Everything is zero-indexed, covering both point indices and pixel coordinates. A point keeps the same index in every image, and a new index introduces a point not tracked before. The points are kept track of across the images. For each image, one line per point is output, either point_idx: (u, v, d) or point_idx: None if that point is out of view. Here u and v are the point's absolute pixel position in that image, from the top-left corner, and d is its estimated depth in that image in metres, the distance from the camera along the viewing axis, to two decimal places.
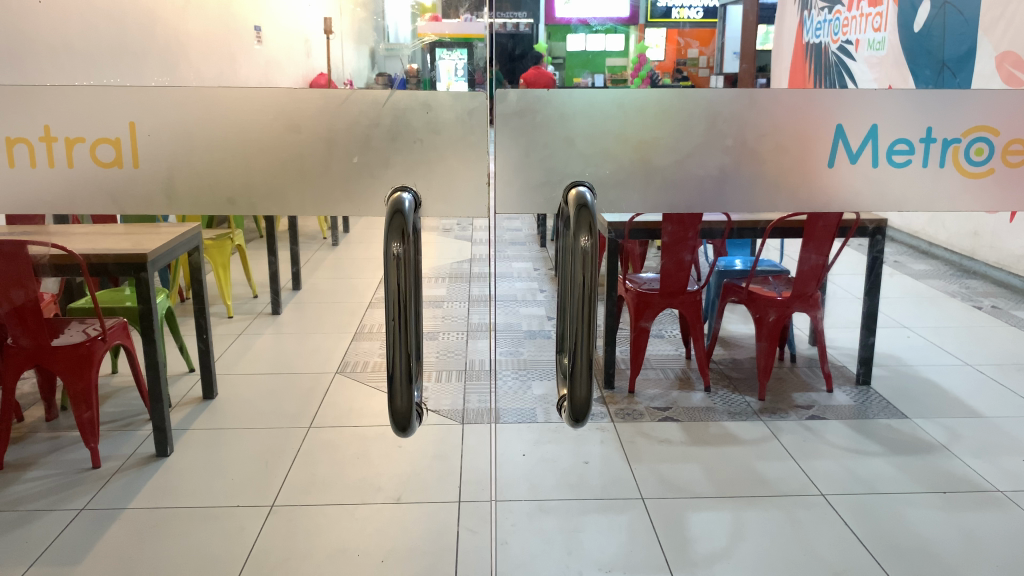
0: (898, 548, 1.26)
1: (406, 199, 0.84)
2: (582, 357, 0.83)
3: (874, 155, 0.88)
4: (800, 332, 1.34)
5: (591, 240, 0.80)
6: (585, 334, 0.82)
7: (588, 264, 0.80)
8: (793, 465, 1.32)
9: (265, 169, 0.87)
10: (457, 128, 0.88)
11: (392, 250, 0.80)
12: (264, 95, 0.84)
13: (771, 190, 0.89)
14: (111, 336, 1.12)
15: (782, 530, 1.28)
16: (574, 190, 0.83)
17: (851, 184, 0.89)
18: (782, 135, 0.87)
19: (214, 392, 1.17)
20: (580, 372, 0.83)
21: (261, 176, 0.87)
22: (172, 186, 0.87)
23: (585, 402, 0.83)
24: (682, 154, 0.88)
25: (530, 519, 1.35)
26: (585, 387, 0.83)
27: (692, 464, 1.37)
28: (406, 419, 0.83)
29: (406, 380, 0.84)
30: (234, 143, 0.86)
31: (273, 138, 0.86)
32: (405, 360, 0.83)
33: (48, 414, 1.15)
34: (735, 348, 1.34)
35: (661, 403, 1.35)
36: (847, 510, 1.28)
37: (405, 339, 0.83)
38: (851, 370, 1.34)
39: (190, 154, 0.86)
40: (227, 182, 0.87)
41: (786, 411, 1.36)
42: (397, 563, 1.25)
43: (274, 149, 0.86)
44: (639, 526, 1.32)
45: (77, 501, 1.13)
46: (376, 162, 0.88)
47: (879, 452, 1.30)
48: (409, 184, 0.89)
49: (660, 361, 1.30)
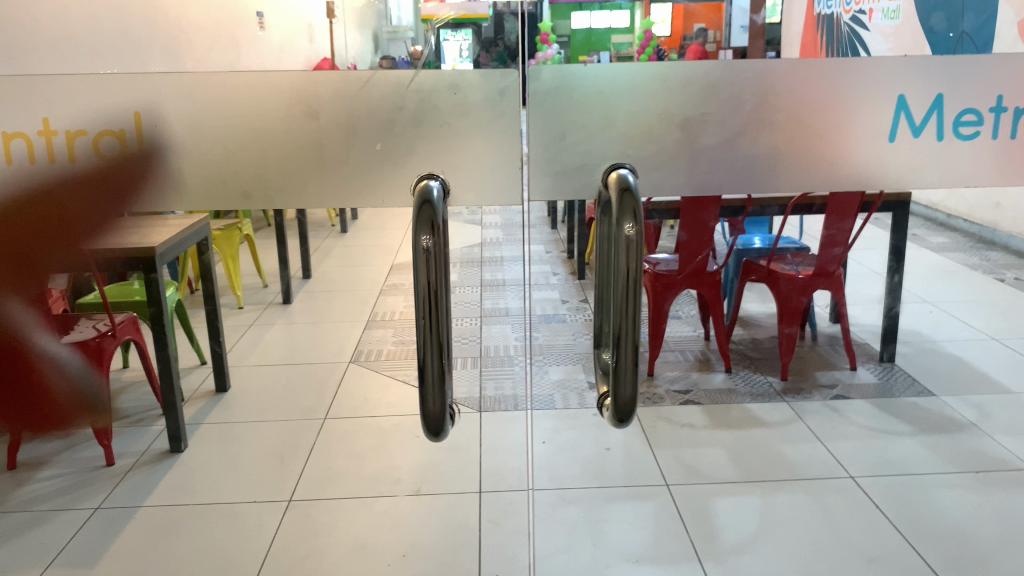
0: (936, 535, 1.29)
1: (433, 185, 0.79)
2: (625, 355, 0.80)
3: (939, 127, 0.85)
4: (821, 309, 1.30)
5: (635, 228, 0.77)
6: (628, 328, 0.80)
7: (633, 256, 0.77)
8: (820, 447, 1.31)
9: (279, 157, 0.84)
10: (485, 110, 0.84)
11: (422, 244, 0.77)
12: (280, 78, 0.81)
13: (829, 163, 0.86)
14: (121, 332, 1.09)
15: (813, 519, 1.31)
16: (615, 172, 0.81)
17: (910, 158, 0.87)
18: (832, 111, 0.84)
19: (227, 385, 1.16)
20: (624, 370, 0.81)
21: (274, 165, 0.84)
22: (180, 170, 0.84)
23: (629, 400, 0.82)
24: (729, 133, 0.85)
25: (553, 509, 1.35)
26: (629, 385, 0.81)
27: (715, 448, 1.37)
28: (439, 421, 0.82)
29: (438, 382, 0.82)
30: (243, 124, 0.82)
31: (289, 124, 0.83)
32: (437, 360, 0.81)
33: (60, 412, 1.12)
34: (754, 327, 1.30)
35: (682, 385, 1.32)
36: (879, 495, 1.29)
37: (436, 336, 0.81)
38: (875, 348, 1.30)
39: (204, 138, 0.82)
40: (238, 169, 0.84)
41: (810, 392, 1.33)
42: (417, 560, 1.28)
43: (292, 130, 0.83)
44: (665, 516, 1.35)
45: (90, 502, 1.14)
46: (399, 148, 0.85)
47: (908, 433, 1.30)
48: (436, 171, 0.85)
49: (679, 344, 1.27)
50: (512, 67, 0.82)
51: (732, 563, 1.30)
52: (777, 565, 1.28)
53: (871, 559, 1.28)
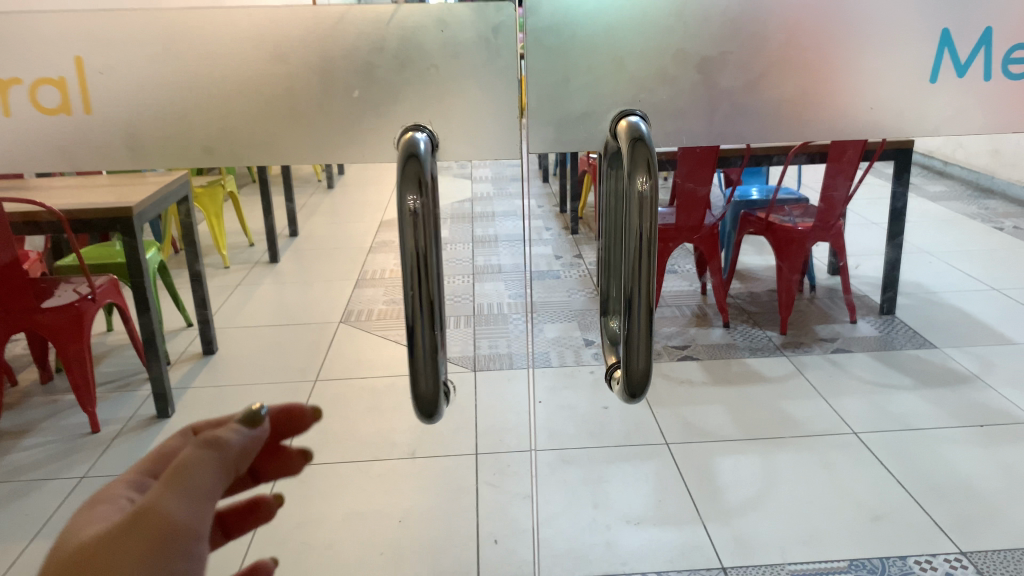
0: (937, 486, 1.17)
1: (419, 136, 0.57)
2: (638, 335, 0.58)
3: (988, 64, 0.59)
4: (821, 262, 1.33)
5: (649, 183, 0.54)
6: (636, 290, 0.57)
7: (644, 220, 0.55)
8: (823, 404, 1.33)
9: (246, 112, 0.58)
10: (477, 55, 0.57)
11: (407, 205, 0.55)
12: (238, 17, 0.55)
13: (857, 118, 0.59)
14: (101, 296, 1.06)
15: (814, 474, 1.21)
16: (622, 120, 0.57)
17: (957, 106, 0.60)
18: (848, 50, 0.57)
19: (213, 348, 1.16)
20: (637, 336, 0.57)
21: (241, 121, 0.58)
22: (130, 130, 0.58)
23: (643, 375, 0.59)
24: (824, 33, 0.57)
25: (552, 470, 1.24)
26: (643, 354, 0.58)
27: (715, 406, 1.34)
28: (434, 402, 0.60)
29: (432, 354, 0.59)
30: (202, 66, 0.56)
31: (256, 71, 0.57)
32: (430, 328, 0.58)
33: (41, 376, 1.13)
34: (752, 282, 1.37)
35: (680, 341, 1.41)
36: (881, 449, 1.23)
37: (430, 289, 0.58)
38: (874, 300, 1.32)
39: (146, 90, 0.57)
40: (184, 133, 0.58)
41: (809, 345, 1.42)
42: (417, 524, 1.14)
43: (255, 76, 0.57)
44: (665, 474, 1.23)
45: (77, 470, 1.12)
46: (372, 99, 0.58)
47: (909, 386, 1.31)
48: (423, 122, 0.58)
49: (676, 300, 1.32)
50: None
51: (736, 523, 1.14)
52: (784, 517, 1.14)
53: (878, 514, 1.14)
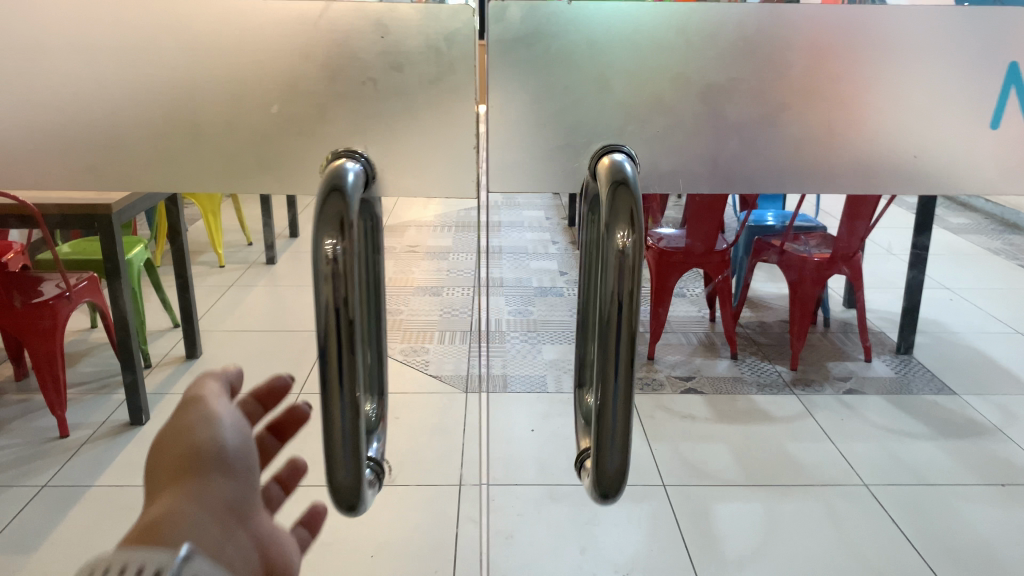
0: (954, 551, 1.07)
1: (353, 167, 0.43)
2: (603, 419, 0.46)
3: None
4: (835, 295, 1.21)
5: (633, 238, 0.42)
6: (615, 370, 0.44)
7: (625, 279, 0.43)
8: (830, 446, 1.26)
9: (213, 129, 0.45)
10: (418, 74, 0.44)
11: (325, 251, 0.40)
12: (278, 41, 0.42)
13: (871, 156, 0.48)
14: (77, 294, 1.01)
15: (820, 528, 1.13)
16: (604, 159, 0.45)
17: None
18: (874, 68, 0.46)
19: (199, 353, 1.06)
20: (609, 429, 0.46)
21: (201, 135, 0.45)
22: (62, 133, 0.45)
23: (618, 472, 0.46)
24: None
25: (538, 508, 1.13)
26: (620, 447, 0.46)
27: (718, 443, 1.30)
28: (357, 494, 0.45)
29: (352, 439, 0.44)
30: (202, 91, 0.43)
31: (251, 98, 0.44)
32: (347, 390, 0.42)
33: (17, 374, 1.05)
34: (764, 311, 1.22)
35: (683, 371, 1.31)
36: (895, 507, 1.14)
37: (351, 351, 0.42)
38: (891, 339, 1.20)
39: (61, 89, 0.44)
40: (77, 154, 0.46)
41: (821, 385, 1.29)
42: (389, 561, 1.05)
43: (173, 103, 0.44)
44: (661, 518, 1.15)
45: (38, 478, 1.07)
46: (296, 129, 0.45)
47: (926, 434, 1.25)
48: (359, 148, 0.45)
49: (681, 327, 1.25)
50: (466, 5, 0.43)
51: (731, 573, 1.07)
52: (782, 568, 1.07)
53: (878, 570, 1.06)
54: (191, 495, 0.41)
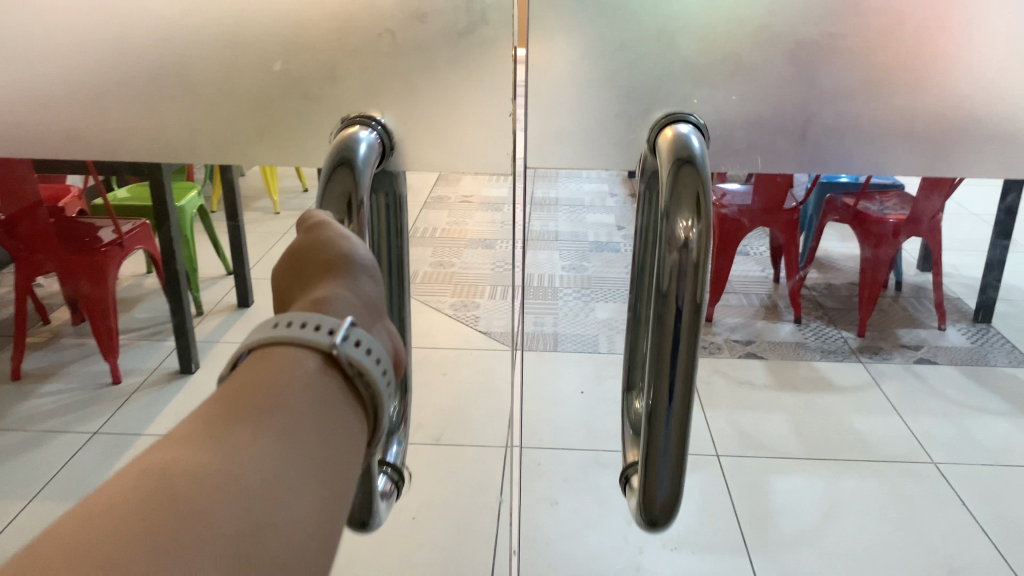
0: None
1: (364, 136, 0.47)
2: (655, 424, 0.47)
3: None
4: (910, 255, 1.11)
5: (696, 227, 0.42)
6: (674, 387, 0.46)
7: (687, 269, 0.43)
8: (897, 420, 1.22)
9: (231, 107, 0.50)
10: (445, 19, 0.45)
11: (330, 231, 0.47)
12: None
13: (968, 97, 0.46)
14: (130, 243, 0.98)
15: (880, 509, 1.13)
16: (670, 129, 0.45)
17: None
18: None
19: (250, 300, 0.99)
20: (657, 459, 0.49)
21: (224, 112, 0.50)
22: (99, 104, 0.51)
23: (665, 505, 0.50)
24: None
25: (585, 472, 1.14)
26: (669, 479, 0.49)
27: (777, 415, 1.28)
28: (370, 513, 0.53)
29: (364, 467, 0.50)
30: (217, 54, 0.48)
31: (259, 62, 0.48)
32: None
33: (74, 318, 1.06)
34: (833, 272, 1.12)
35: (743, 336, 1.22)
36: (967, 487, 1.14)
37: None
38: (969, 306, 1.13)
39: (99, 48, 0.48)
40: (118, 114, 0.51)
41: (891, 353, 1.23)
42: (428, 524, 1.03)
43: (196, 62, 0.48)
44: (713, 492, 1.14)
45: (90, 426, 1.04)
46: (311, 84, 0.48)
47: (1000, 411, 1.18)
48: (376, 113, 0.48)
49: (744, 286, 1.10)
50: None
51: (785, 557, 1.08)
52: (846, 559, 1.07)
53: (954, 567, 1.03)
54: (344, 285, 0.44)
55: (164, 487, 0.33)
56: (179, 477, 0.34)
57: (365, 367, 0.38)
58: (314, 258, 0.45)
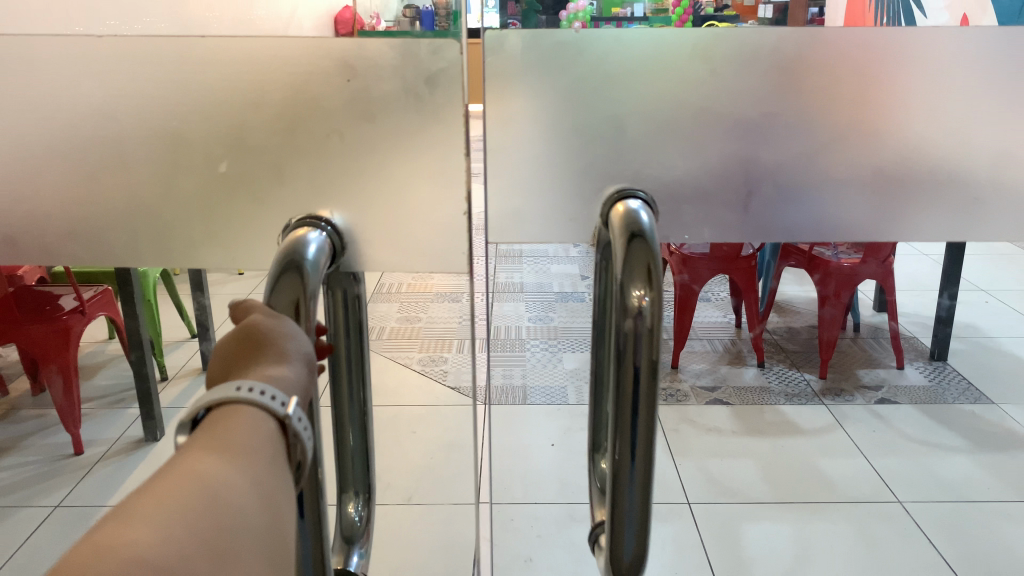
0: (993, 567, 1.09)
1: (313, 238, 0.57)
2: (623, 476, 0.56)
3: None
4: (866, 297, 1.08)
5: (648, 294, 0.53)
6: (641, 441, 0.55)
7: (643, 333, 0.53)
8: (863, 462, 1.28)
9: (187, 189, 0.60)
10: (400, 105, 0.56)
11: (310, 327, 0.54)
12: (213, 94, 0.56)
13: (869, 157, 0.59)
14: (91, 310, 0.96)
15: (855, 549, 1.15)
16: (621, 204, 0.58)
17: None
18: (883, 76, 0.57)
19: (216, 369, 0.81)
20: (622, 522, 0.58)
21: (182, 196, 0.60)
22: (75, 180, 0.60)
23: (631, 561, 0.59)
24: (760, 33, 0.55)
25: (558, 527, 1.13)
26: (636, 536, 0.58)
27: (747, 460, 1.32)
28: None
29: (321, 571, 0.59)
30: (170, 137, 0.58)
31: (203, 145, 0.58)
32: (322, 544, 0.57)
33: (34, 388, 1.04)
34: (793, 315, 1.08)
35: (708, 380, 1.21)
36: (927, 518, 1.18)
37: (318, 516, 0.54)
38: (925, 344, 1.14)
39: (74, 136, 0.59)
40: (84, 192, 0.61)
41: (852, 394, 1.24)
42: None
43: (144, 149, 0.59)
44: (684, 537, 1.20)
45: (51, 498, 1.02)
46: (262, 177, 0.59)
47: (961, 447, 1.23)
48: (325, 214, 0.60)
49: (707, 333, 1.09)
50: (451, 39, 0.54)
51: None
52: None
53: None
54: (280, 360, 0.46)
55: (181, 499, 0.33)
56: (185, 483, 0.35)
57: (300, 437, 0.42)
58: (253, 334, 0.48)
